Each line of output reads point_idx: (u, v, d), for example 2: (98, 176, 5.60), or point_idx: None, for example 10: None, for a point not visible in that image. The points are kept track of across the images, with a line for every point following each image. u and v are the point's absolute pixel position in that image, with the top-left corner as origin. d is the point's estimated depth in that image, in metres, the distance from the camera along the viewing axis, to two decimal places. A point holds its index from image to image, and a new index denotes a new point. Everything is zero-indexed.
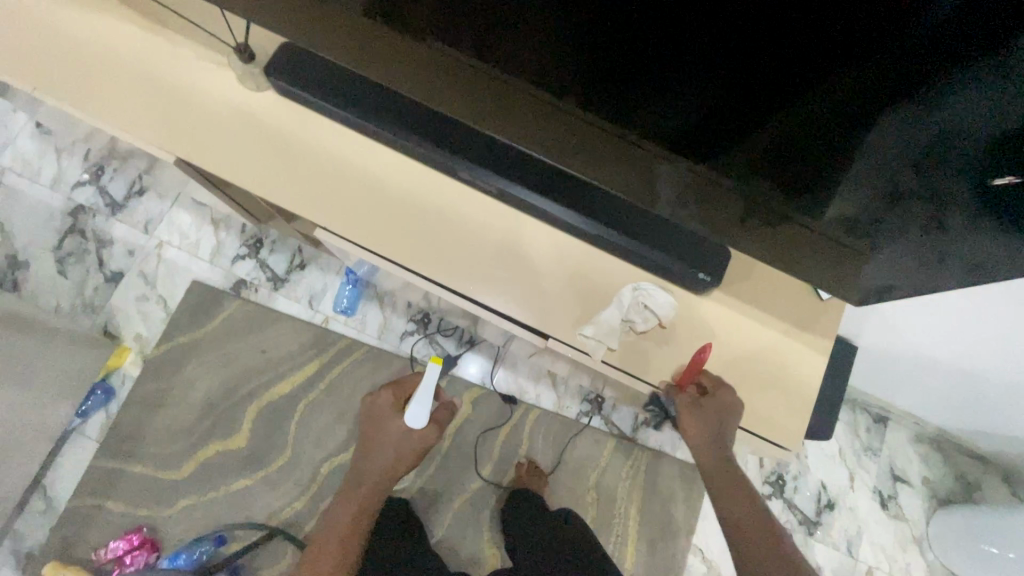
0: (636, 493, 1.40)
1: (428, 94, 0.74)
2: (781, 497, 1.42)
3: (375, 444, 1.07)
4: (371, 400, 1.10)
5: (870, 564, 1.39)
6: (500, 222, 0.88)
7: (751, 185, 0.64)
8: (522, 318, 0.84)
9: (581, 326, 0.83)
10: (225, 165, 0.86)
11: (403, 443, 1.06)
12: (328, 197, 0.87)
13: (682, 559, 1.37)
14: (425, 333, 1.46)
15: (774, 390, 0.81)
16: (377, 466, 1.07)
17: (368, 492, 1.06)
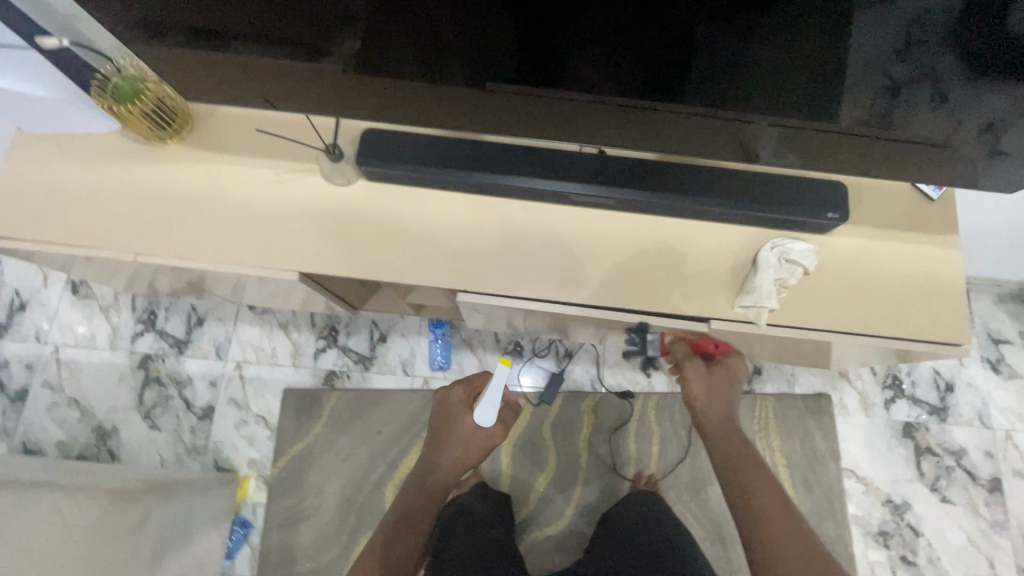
0: (775, 440, 1.42)
1: (475, 122, 0.86)
2: (903, 396, 1.46)
3: (447, 443, 1.05)
4: (444, 392, 1.08)
5: (1007, 429, 1.43)
6: (616, 230, 0.91)
7: (775, 114, 0.76)
8: (675, 309, 0.87)
9: (737, 298, 0.85)
10: (352, 264, 0.89)
11: (472, 442, 1.04)
12: (454, 261, 0.90)
13: (841, 486, 1.39)
14: (523, 361, 1.48)
15: (930, 294, 0.84)
16: (445, 464, 1.05)
17: (435, 488, 1.06)
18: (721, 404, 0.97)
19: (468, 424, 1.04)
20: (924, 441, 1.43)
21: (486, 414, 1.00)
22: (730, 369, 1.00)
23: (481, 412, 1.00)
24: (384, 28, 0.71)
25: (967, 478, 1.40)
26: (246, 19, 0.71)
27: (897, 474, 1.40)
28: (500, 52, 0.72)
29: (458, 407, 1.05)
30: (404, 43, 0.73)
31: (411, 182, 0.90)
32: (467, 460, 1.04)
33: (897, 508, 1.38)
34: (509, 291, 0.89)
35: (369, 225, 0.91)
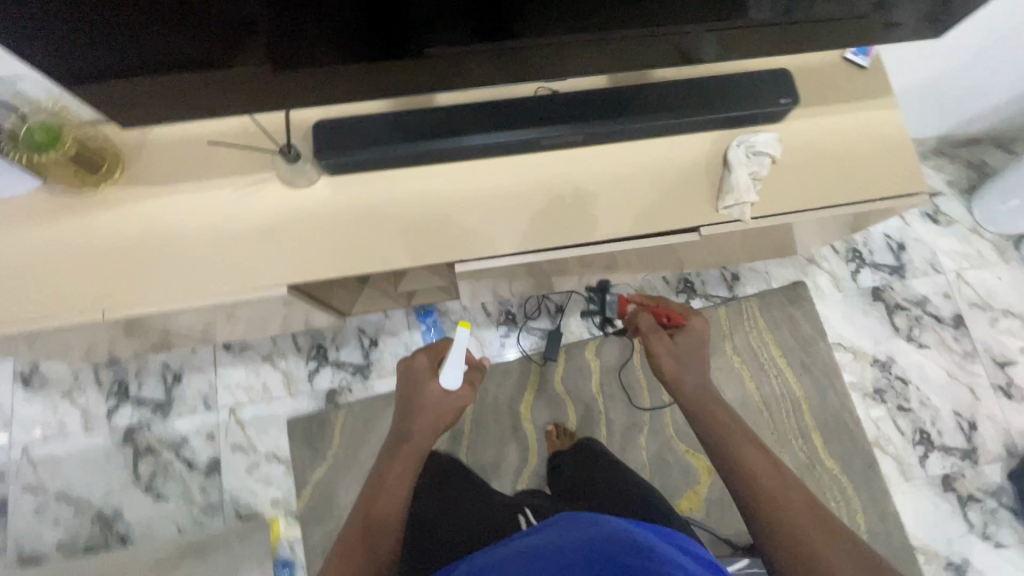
0: (766, 335, 1.51)
1: (409, 89, 0.84)
2: (865, 264, 1.57)
3: (416, 411, 0.97)
4: (408, 361, 1.00)
5: (957, 269, 1.58)
6: (589, 165, 0.91)
7: (692, 20, 0.79)
8: (664, 225, 0.89)
9: (719, 200, 0.89)
10: (339, 263, 0.86)
11: (442, 407, 0.97)
12: (441, 235, 0.89)
13: (834, 359, 1.49)
14: (518, 326, 1.49)
15: (881, 153, 0.91)
16: (417, 432, 0.96)
17: (409, 457, 0.96)
18: (690, 371, 0.96)
19: (437, 388, 0.97)
20: (892, 299, 1.55)
21: (454, 378, 0.96)
22: (695, 331, 0.99)
23: (447, 376, 0.96)
24: (301, 20, 0.69)
25: (934, 321, 1.54)
26: (153, 41, 0.67)
27: (877, 334, 1.52)
28: (423, 18, 0.72)
29: (425, 374, 0.98)
30: (324, 31, 0.71)
31: (374, 165, 0.87)
32: (440, 425, 0.97)
33: (885, 365, 1.50)
34: (503, 250, 0.89)
35: (345, 221, 0.88)
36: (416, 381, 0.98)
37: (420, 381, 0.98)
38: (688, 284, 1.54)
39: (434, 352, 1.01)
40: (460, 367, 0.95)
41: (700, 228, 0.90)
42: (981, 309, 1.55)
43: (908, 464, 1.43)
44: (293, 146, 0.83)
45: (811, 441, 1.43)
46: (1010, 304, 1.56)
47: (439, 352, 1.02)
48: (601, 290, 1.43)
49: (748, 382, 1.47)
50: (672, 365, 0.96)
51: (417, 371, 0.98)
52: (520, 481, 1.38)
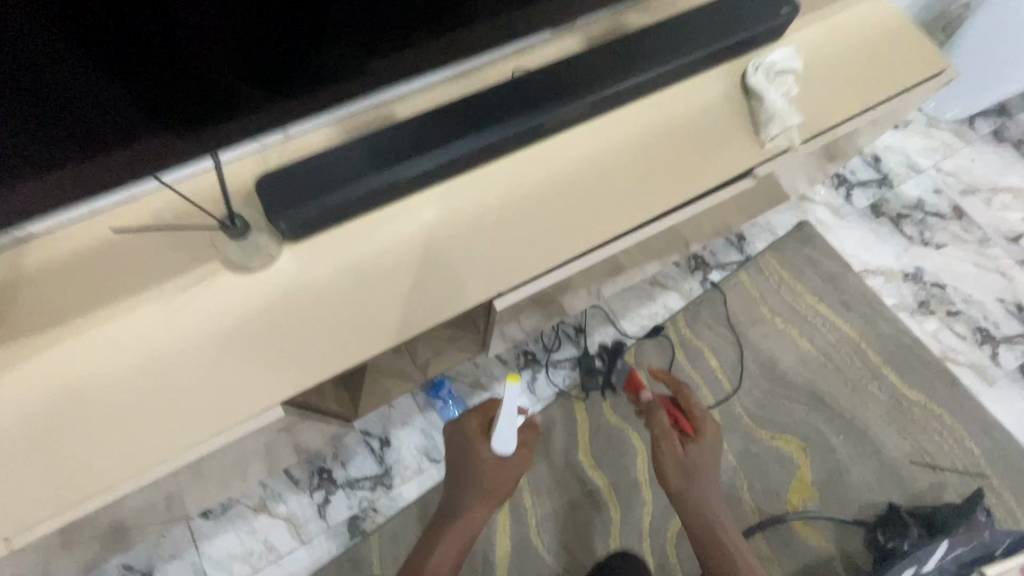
0: (796, 286, 1.39)
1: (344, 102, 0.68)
2: (853, 186, 1.52)
3: (466, 483, 0.74)
4: (459, 426, 0.78)
5: (934, 164, 1.56)
6: (600, 139, 0.75)
7: None
8: (712, 179, 0.74)
9: (759, 135, 0.75)
10: (340, 350, 0.63)
11: (496, 478, 0.74)
12: (460, 271, 0.68)
13: (869, 287, 1.40)
14: (542, 366, 1.29)
15: (893, 43, 0.82)
16: (466, 505, 0.74)
17: (457, 530, 0.74)
18: (698, 485, 0.84)
19: (485, 452, 0.73)
20: (892, 211, 1.50)
21: (504, 446, 0.70)
22: (707, 441, 0.87)
23: (498, 442, 0.70)
24: (92, 76, 0.51)
25: (939, 219, 1.50)
26: None
27: (895, 249, 1.45)
28: (281, 80, 0.61)
29: (477, 438, 0.75)
30: (130, 89, 0.54)
31: (349, 212, 0.66)
32: (490, 496, 0.74)
33: (917, 276, 1.42)
34: (541, 266, 0.69)
35: (330, 293, 0.65)
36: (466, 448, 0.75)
37: (469, 443, 0.75)
38: (699, 260, 1.41)
39: (483, 417, 0.78)
40: (511, 431, 0.69)
41: (753, 170, 0.76)
42: (972, 194, 1.53)
43: (984, 368, 1.33)
44: (236, 215, 0.60)
45: (886, 379, 1.31)
46: (993, 181, 1.55)
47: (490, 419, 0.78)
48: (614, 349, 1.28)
49: (799, 340, 1.34)
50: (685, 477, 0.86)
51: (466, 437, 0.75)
52: (612, 541, 1.15)
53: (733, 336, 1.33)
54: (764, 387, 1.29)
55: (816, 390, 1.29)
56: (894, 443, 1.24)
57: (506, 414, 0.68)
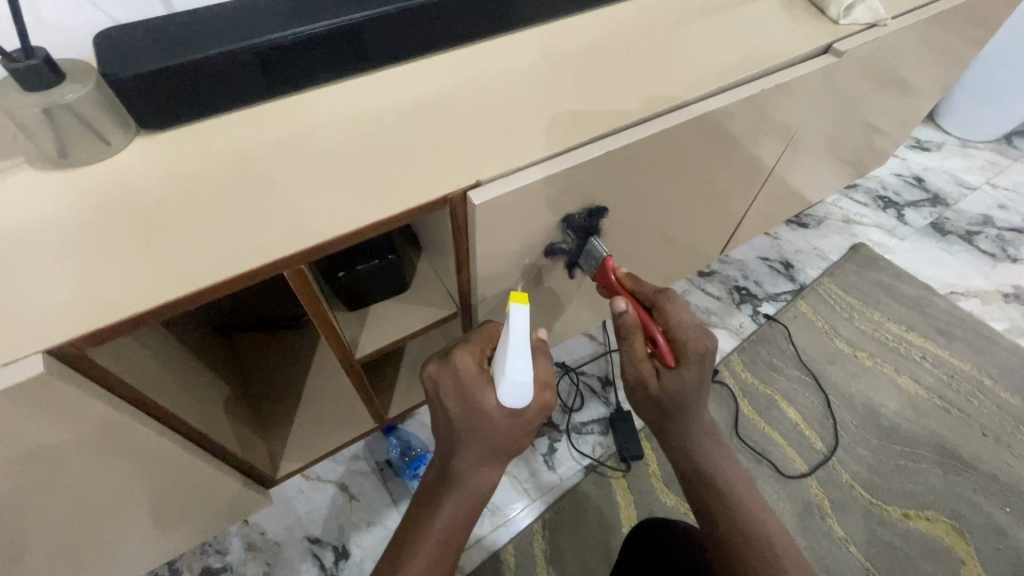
0: (872, 313, 1.11)
1: None
2: (903, 207, 1.31)
3: (466, 440, 0.46)
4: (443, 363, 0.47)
5: (986, 182, 1.37)
6: (603, 37, 0.56)
7: None
8: (755, 76, 0.55)
9: (832, 15, 0.60)
10: (198, 277, 0.38)
11: (514, 436, 0.46)
12: (406, 170, 0.44)
13: (964, 311, 1.11)
14: (562, 431, 0.94)
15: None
16: (469, 469, 0.47)
17: (460, 503, 0.48)
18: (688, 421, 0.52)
19: (495, 406, 0.44)
20: (959, 228, 1.26)
21: (520, 399, 0.42)
22: (693, 372, 0.48)
23: (509, 395, 0.42)
24: None
25: (1016, 234, 1.26)
26: None
27: (979, 267, 1.19)
28: None
29: (481, 383, 0.45)
30: None
31: (245, 85, 0.45)
32: (504, 455, 0.48)
33: (1019, 295, 1.15)
34: (544, 157, 0.46)
35: (213, 198, 0.42)
36: (458, 397, 0.45)
37: (459, 391, 0.45)
38: (744, 291, 1.13)
39: (478, 346, 0.48)
40: (530, 376, 0.41)
41: (831, 45, 0.58)
42: None
43: None
44: (36, 50, 0.39)
45: None
46: None
47: (487, 348, 0.49)
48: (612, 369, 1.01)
49: (899, 379, 1.01)
50: (667, 419, 0.53)
51: (459, 384, 0.45)
52: None
53: (811, 379, 1.01)
54: (873, 444, 0.93)
55: (945, 444, 0.93)
56: None
57: (519, 351, 0.41)
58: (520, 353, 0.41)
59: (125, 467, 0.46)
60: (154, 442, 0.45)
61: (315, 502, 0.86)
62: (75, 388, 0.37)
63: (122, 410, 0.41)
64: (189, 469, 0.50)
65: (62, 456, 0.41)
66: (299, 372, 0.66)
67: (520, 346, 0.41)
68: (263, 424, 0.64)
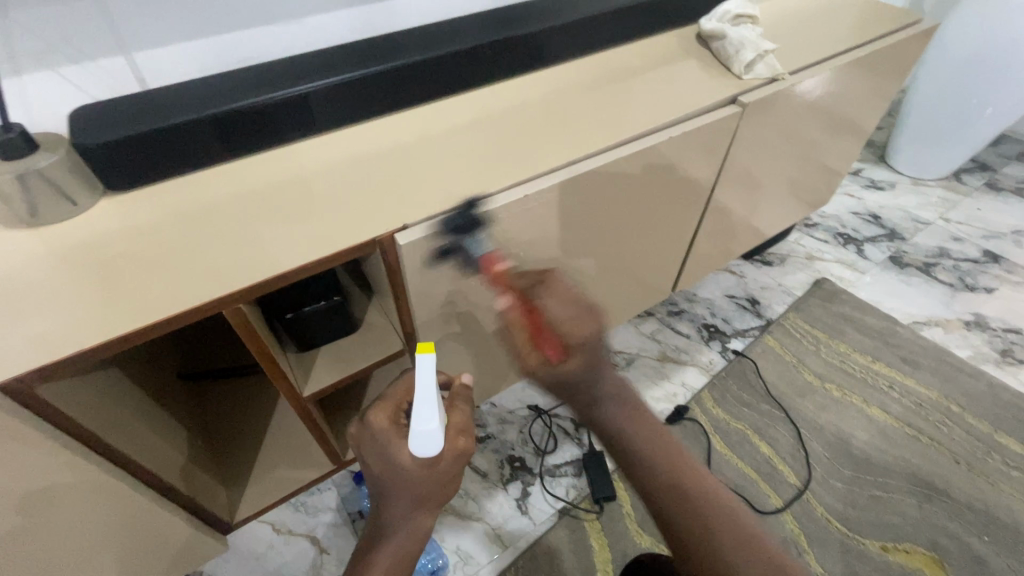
0: (838, 345, 1.13)
1: (198, 46, 0.56)
2: (863, 242, 1.36)
3: (392, 493, 0.49)
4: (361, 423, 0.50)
5: (940, 216, 1.44)
6: (532, 99, 0.63)
7: None
8: (669, 124, 0.61)
9: (734, 70, 0.67)
10: (147, 316, 0.41)
11: (437, 482, 0.49)
12: (346, 219, 0.49)
13: (927, 339, 1.14)
14: (535, 474, 0.93)
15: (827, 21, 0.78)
16: (403, 512, 0.49)
17: (393, 556, 0.50)
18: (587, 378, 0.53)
19: (410, 456, 0.47)
20: (917, 261, 1.31)
21: (429, 448, 0.45)
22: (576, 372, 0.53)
23: (419, 444, 0.45)
24: None
25: (972, 264, 1.31)
26: None
27: (940, 298, 1.23)
28: None
29: (395, 437, 0.48)
30: None
31: (204, 146, 0.51)
32: (433, 503, 0.50)
33: (980, 323, 1.18)
34: (471, 201, 0.51)
35: (171, 248, 0.47)
36: (378, 453, 0.48)
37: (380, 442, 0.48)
38: (712, 329, 1.16)
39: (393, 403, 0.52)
40: (439, 425, 0.44)
41: (736, 97, 0.65)
42: (997, 239, 1.37)
43: None
44: (17, 123, 0.45)
45: (1008, 450, 0.97)
46: (1015, 226, 1.41)
47: (405, 400, 0.52)
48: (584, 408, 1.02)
49: (868, 409, 1.02)
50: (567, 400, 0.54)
51: (377, 439, 0.49)
52: None
53: (781, 413, 1.02)
54: (846, 475, 0.93)
55: (918, 473, 0.93)
56: None
57: (426, 400, 0.44)
58: (426, 403, 0.44)
59: (79, 512, 0.47)
60: (108, 482, 0.47)
61: (285, 558, 0.84)
62: (23, 421, 0.39)
63: (72, 449, 0.43)
64: (140, 514, 0.51)
65: (8, 501, 0.42)
66: (265, 418, 0.69)
67: (427, 396, 0.44)
68: (226, 469, 0.65)
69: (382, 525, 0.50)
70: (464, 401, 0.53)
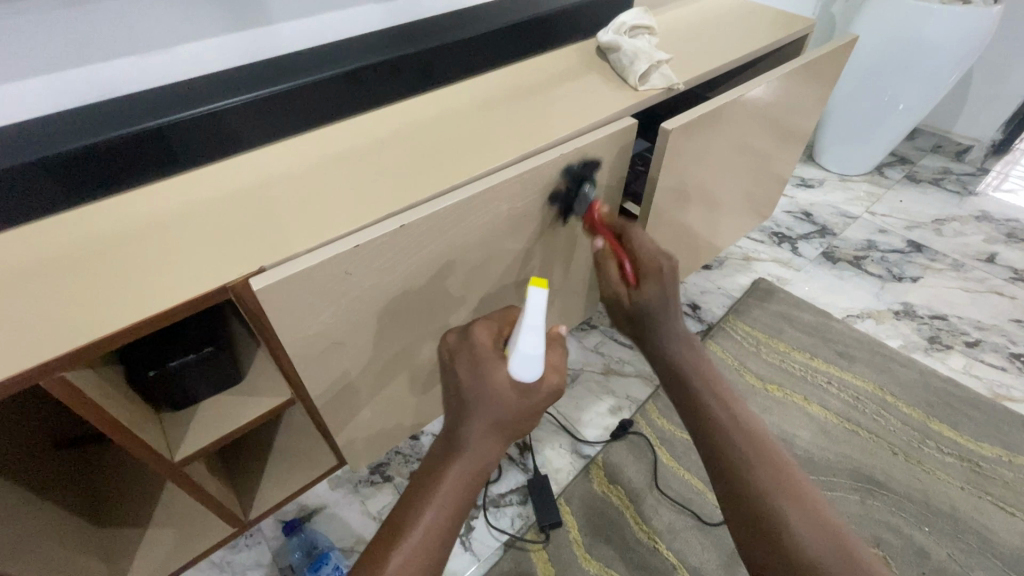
0: (777, 344, 1.13)
1: (45, 93, 0.52)
2: (796, 240, 1.38)
3: (476, 411, 0.47)
4: (462, 335, 0.52)
5: (866, 210, 1.48)
6: (422, 122, 0.61)
7: None
8: (560, 137, 0.59)
9: (630, 82, 0.67)
10: None
11: (524, 411, 0.48)
12: (198, 261, 0.45)
13: (861, 332, 1.16)
14: (479, 506, 0.89)
15: (724, 35, 0.80)
16: (484, 435, 0.47)
17: (459, 480, 0.47)
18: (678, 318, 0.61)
19: (507, 376, 0.48)
20: (847, 255, 1.35)
21: (529, 372, 0.46)
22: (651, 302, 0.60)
23: (520, 367, 0.46)
24: None
25: (899, 254, 1.35)
26: None
27: (870, 290, 1.26)
28: None
29: (493, 354, 0.49)
30: None
31: (43, 195, 0.48)
32: (509, 433, 0.49)
33: (908, 312, 1.21)
34: (342, 234, 0.47)
35: None
36: (476, 366, 0.48)
37: (485, 357, 0.49)
38: None
39: (494, 329, 0.53)
40: (541, 349, 0.46)
41: (634, 108, 0.64)
42: (919, 229, 1.43)
43: None
44: None
45: (941, 437, 0.99)
46: (934, 215, 1.47)
47: (502, 331, 0.53)
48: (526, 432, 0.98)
49: (809, 407, 1.02)
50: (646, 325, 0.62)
51: (475, 350, 0.49)
52: None
53: None
54: None
55: (859, 468, 0.94)
56: (1001, 524, 0.88)
57: (533, 327, 0.45)
58: (533, 330, 0.45)
59: None
60: None
61: None
62: None
63: None
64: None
65: None
66: (155, 486, 0.66)
67: (535, 324, 0.46)
68: (107, 545, 0.59)
69: (453, 444, 0.47)
70: (558, 344, 0.54)
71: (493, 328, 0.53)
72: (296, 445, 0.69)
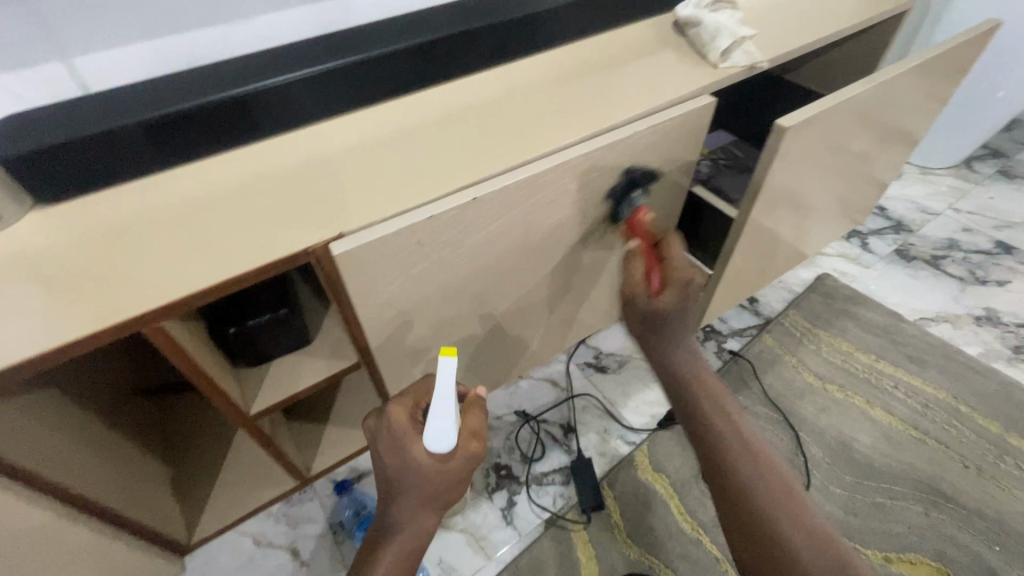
0: (840, 343, 1.08)
1: (143, 58, 0.55)
2: (867, 235, 1.30)
3: (399, 489, 0.49)
4: (378, 416, 0.51)
5: (949, 207, 1.37)
6: (490, 95, 0.61)
7: None
8: (632, 113, 0.57)
9: (710, 59, 0.64)
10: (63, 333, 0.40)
11: (446, 482, 0.48)
12: (278, 225, 0.46)
13: (935, 336, 1.09)
14: (522, 482, 0.90)
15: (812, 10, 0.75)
16: (413, 509, 0.49)
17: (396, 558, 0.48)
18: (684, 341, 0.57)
19: (424, 450, 0.48)
20: (925, 254, 1.25)
21: (442, 443, 0.46)
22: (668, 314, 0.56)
23: (433, 438, 0.46)
24: None
25: (984, 255, 1.25)
26: None
27: (948, 292, 1.17)
28: None
29: (410, 430, 0.49)
30: None
31: (138, 156, 0.51)
32: (440, 503, 0.49)
33: (991, 318, 1.12)
34: (413, 205, 0.48)
35: (91, 259, 0.45)
36: (392, 446, 0.49)
37: (397, 437, 0.49)
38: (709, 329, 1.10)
39: (411, 402, 0.53)
40: (452, 421, 0.46)
41: (711, 87, 0.61)
42: (1010, 229, 1.31)
43: None
44: None
45: (1019, 452, 0.92)
46: None
47: (422, 402, 0.54)
48: (571, 415, 0.98)
49: (872, 411, 0.97)
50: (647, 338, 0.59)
51: (392, 432, 0.50)
52: None
53: (780, 416, 0.96)
54: (846, 481, 0.88)
55: (924, 478, 0.89)
56: None
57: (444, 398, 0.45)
58: (444, 401, 0.46)
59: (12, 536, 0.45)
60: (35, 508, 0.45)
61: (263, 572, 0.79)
62: None
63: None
64: (72, 540, 0.49)
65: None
66: (225, 435, 0.70)
67: (446, 395, 0.46)
68: None
69: (387, 523, 0.49)
70: (479, 406, 0.53)
71: (410, 402, 0.53)
72: (352, 408, 0.72)
